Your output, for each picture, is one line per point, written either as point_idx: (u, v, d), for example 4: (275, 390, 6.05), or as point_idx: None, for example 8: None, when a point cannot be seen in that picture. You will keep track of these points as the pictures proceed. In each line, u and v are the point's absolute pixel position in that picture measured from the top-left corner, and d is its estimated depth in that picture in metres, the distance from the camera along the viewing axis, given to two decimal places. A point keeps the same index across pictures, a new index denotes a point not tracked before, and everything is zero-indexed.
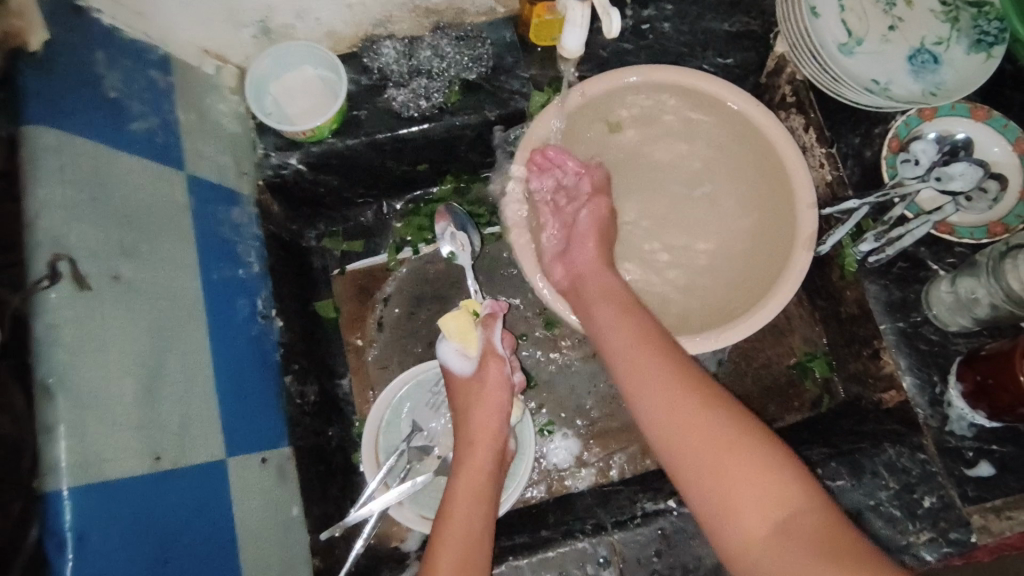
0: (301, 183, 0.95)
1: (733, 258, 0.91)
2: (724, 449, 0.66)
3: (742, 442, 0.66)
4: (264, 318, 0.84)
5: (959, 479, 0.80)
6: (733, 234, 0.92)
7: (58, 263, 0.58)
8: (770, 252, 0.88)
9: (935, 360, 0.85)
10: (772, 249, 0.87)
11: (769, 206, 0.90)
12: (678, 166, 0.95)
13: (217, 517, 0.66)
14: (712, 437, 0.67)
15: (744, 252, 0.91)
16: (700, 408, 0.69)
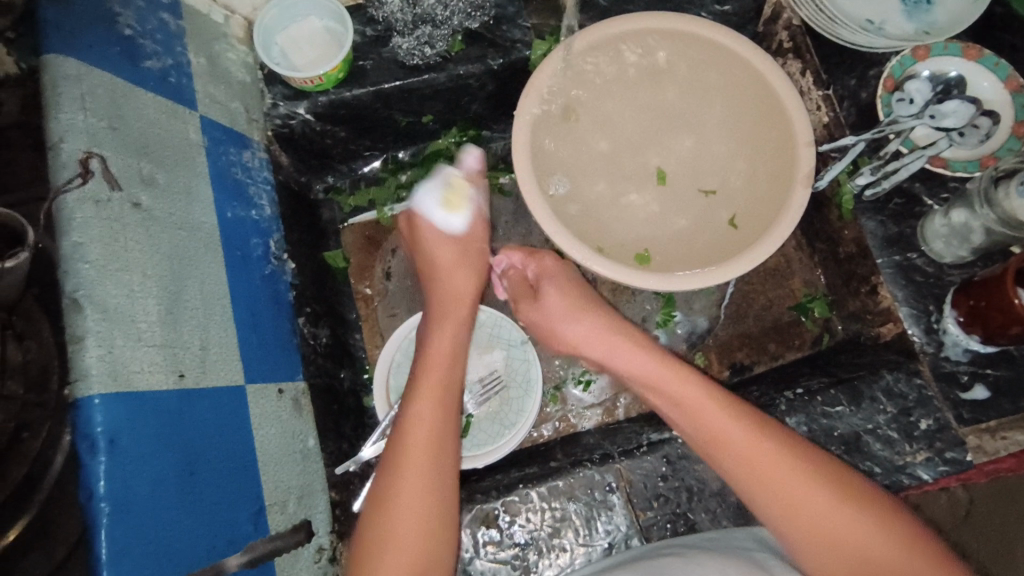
0: (309, 134, 0.98)
1: (732, 195, 0.94)
2: (806, 493, 0.64)
3: (830, 496, 0.64)
4: (277, 260, 0.87)
5: (954, 402, 0.83)
6: (733, 173, 0.95)
7: (87, 163, 0.61)
8: (767, 187, 0.91)
9: (930, 291, 0.88)
10: (770, 184, 0.90)
11: (762, 144, 0.93)
12: (673, 114, 0.98)
13: (237, 439, 0.69)
14: (797, 484, 0.65)
15: (742, 188, 0.94)
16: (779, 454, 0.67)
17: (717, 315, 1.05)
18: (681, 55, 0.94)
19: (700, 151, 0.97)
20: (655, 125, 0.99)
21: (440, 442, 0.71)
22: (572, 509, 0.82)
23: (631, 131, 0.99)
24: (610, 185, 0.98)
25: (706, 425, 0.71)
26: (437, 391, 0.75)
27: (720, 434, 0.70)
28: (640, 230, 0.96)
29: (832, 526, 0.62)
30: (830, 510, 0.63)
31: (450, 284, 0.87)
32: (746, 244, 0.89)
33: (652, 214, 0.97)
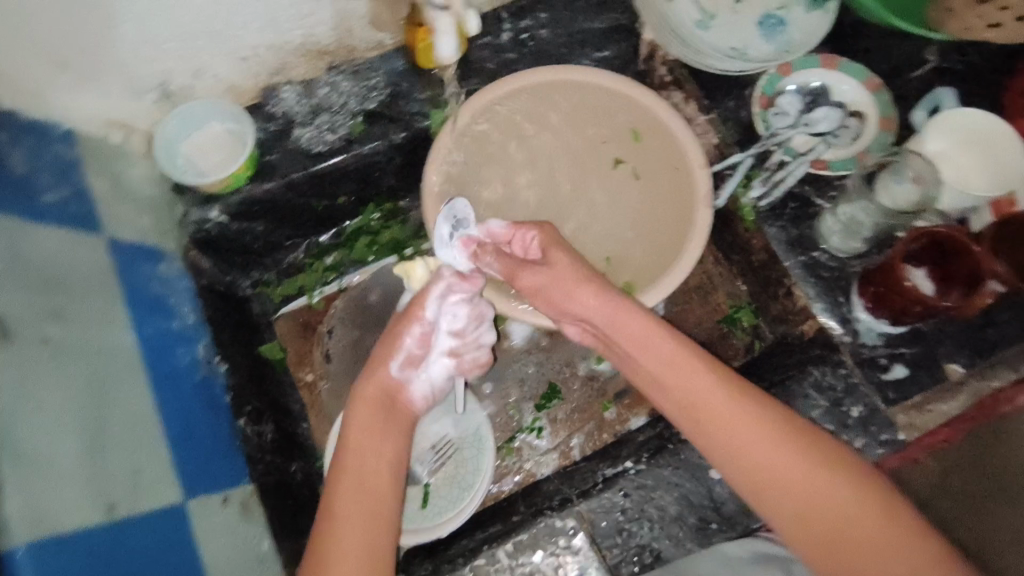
0: (227, 234, 0.99)
1: (657, 201, 0.98)
2: (799, 477, 0.61)
3: (832, 481, 0.60)
4: (208, 365, 0.87)
5: (879, 385, 0.87)
6: (654, 183, 0.99)
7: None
8: (681, 185, 0.95)
9: (838, 284, 0.93)
10: (679, 186, 0.96)
11: (665, 149, 0.97)
12: (603, 153, 1.02)
13: (184, 559, 0.68)
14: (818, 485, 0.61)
15: (664, 193, 0.98)
16: (778, 450, 0.62)
17: None
18: (564, 103, 1.01)
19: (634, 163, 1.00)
20: (584, 162, 1.02)
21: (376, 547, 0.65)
22: (540, 561, 0.82)
23: (573, 186, 1.02)
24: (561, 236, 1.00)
25: (691, 398, 0.67)
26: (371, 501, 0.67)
27: (719, 413, 0.65)
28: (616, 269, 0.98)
29: (778, 469, 0.62)
30: (774, 451, 0.63)
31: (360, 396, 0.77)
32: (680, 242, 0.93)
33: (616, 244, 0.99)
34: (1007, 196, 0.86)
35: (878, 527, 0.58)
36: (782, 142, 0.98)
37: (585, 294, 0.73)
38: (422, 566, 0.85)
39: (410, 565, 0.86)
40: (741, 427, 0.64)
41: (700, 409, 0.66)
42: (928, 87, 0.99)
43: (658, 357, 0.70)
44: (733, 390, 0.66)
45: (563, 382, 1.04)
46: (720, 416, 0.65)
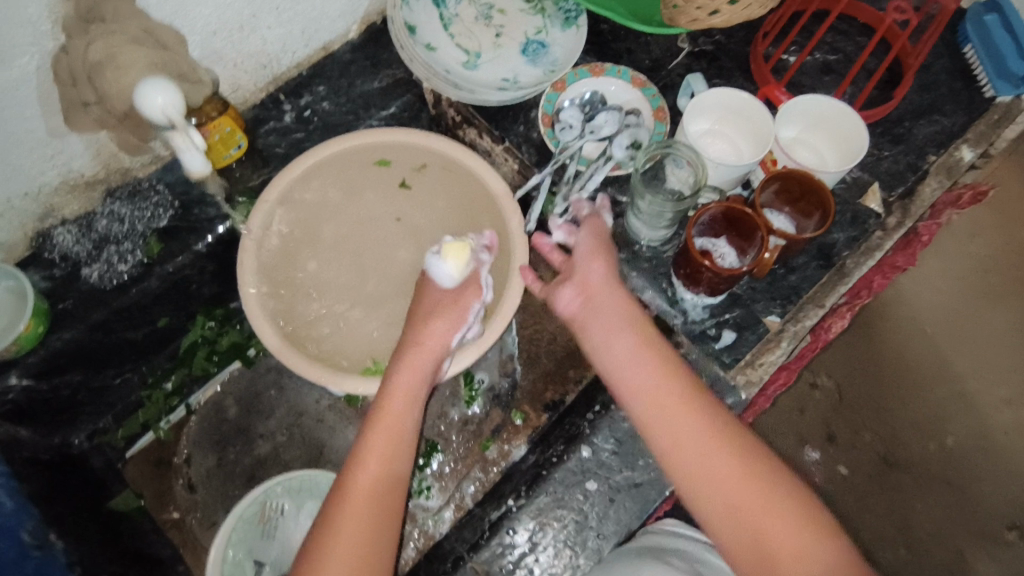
0: (39, 396, 0.92)
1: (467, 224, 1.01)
2: (748, 490, 0.65)
3: (776, 492, 0.65)
4: (40, 547, 0.79)
5: (715, 353, 0.93)
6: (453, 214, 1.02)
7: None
8: (473, 202, 1.00)
9: (658, 271, 0.99)
10: (475, 204, 1.00)
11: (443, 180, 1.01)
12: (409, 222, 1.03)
13: None
14: (743, 486, 0.66)
15: (468, 215, 1.00)
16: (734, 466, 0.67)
17: (514, 367, 1.06)
18: (364, 170, 1.00)
19: (426, 212, 1.03)
20: (397, 226, 1.03)
21: (376, 530, 0.68)
22: None
23: (386, 254, 1.03)
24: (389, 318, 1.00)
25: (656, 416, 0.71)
26: (382, 475, 0.71)
27: (663, 405, 0.71)
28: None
29: (726, 482, 0.66)
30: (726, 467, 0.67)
31: (426, 338, 0.82)
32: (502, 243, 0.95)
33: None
34: (767, 156, 0.96)
35: (792, 517, 0.64)
36: (573, 154, 1.03)
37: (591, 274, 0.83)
38: None
39: None
40: (682, 426, 0.70)
41: (647, 398, 0.72)
42: (687, 71, 1.08)
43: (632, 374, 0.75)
44: (687, 393, 0.72)
45: (441, 436, 1.03)
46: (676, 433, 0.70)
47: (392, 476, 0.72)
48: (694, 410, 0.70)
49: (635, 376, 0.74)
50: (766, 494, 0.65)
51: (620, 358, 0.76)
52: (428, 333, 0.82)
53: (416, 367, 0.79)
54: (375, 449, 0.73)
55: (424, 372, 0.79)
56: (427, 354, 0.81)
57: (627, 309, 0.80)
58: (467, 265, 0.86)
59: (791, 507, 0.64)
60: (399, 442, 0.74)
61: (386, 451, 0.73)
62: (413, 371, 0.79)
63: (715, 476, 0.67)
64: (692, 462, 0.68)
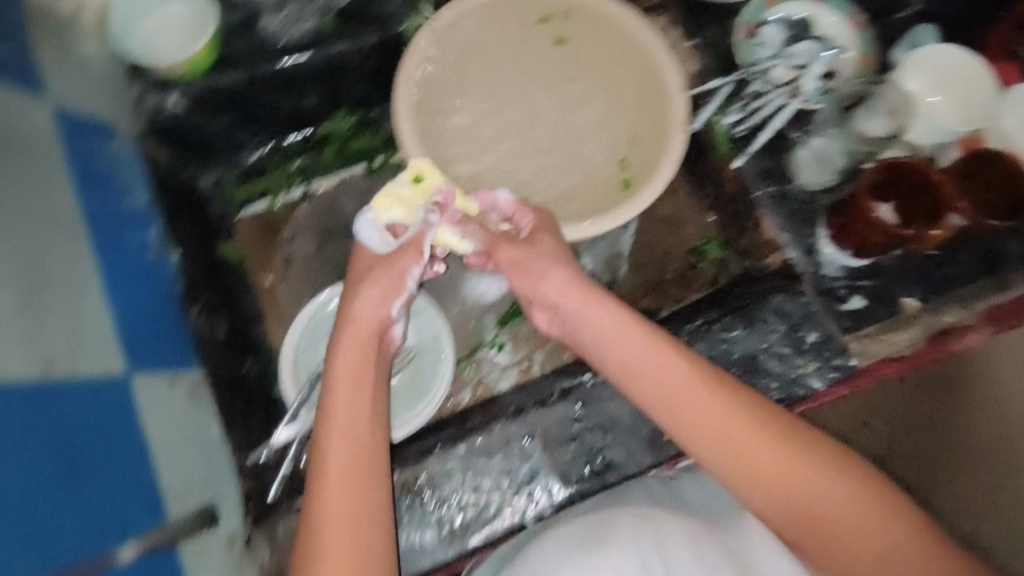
0: (185, 123, 0.95)
1: (622, 81, 0.97)
2: (793, 466, 0.64)
3: (818, 465, 0.64)
4: (158, 250, 0.84)
5: (836, 314, 0.89)
6: (609, 65, 0.98)
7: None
8: (635, 58, 0.95)
9: (804, 216, 0.93)
10: (635, 62, 0.95)
11: (601, 27, 0.96)
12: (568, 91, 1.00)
13: (124, 429, 0.65)
14: (761, 452, 0.64)
15: (625, 70, 0.97)
16: (772, 447, 0.65)
17: (620, 265, 1.09)
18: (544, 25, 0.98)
19: (581, 58, 0.99)
20: (554, 90, 1.00)
21: (363, 497, 0.62)
22: (490, 463, 0.82)
23: (540, 104, 1.00)
24: (534, 163, 0.99)
25: (682, 405, 0.67)
26: (351, 448, 0.64)
27: (688, 399, 0.67)
28: (591, 176, 0.98)
29: (765, 463, 0.64)
30: (768, 449, 0.65)
31: (358, 318, 0.69)
32: (660, 110, 0.93)
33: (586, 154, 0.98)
34: (973, 135, 0.91)
35: (810, 476, 0.63)
36: (761, 73, 0.97)
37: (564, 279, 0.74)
38: None
39: None
40: (690, 400, 0.67)
41: (663, 392, 0.68)
42: (913, 25, 0.98)
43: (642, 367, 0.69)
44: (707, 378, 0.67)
45: None
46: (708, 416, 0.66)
47: (365, 445, 0.64)
48: (716, 391, 0.67)
49: (635, 351, 0.70)
50: (785, 456, 0.64)
51: (603, 327, 0.72)
52: (355, 297, 0.70)
53: (360, 359, 0.68)
54: (338, 434, 0.64)
55: (369, 346, 0.69)
56: (388, 296, 0.71)
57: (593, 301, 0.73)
58: (411, 223, 0.72)
59: (810, 463, 0.64)
60: (353, 412, 0.66)
61: (347, 427, 0.65)
62: (354, 362, 0.68)
63: (737, 446, 0.65)
64: (706, 439, 0.66)
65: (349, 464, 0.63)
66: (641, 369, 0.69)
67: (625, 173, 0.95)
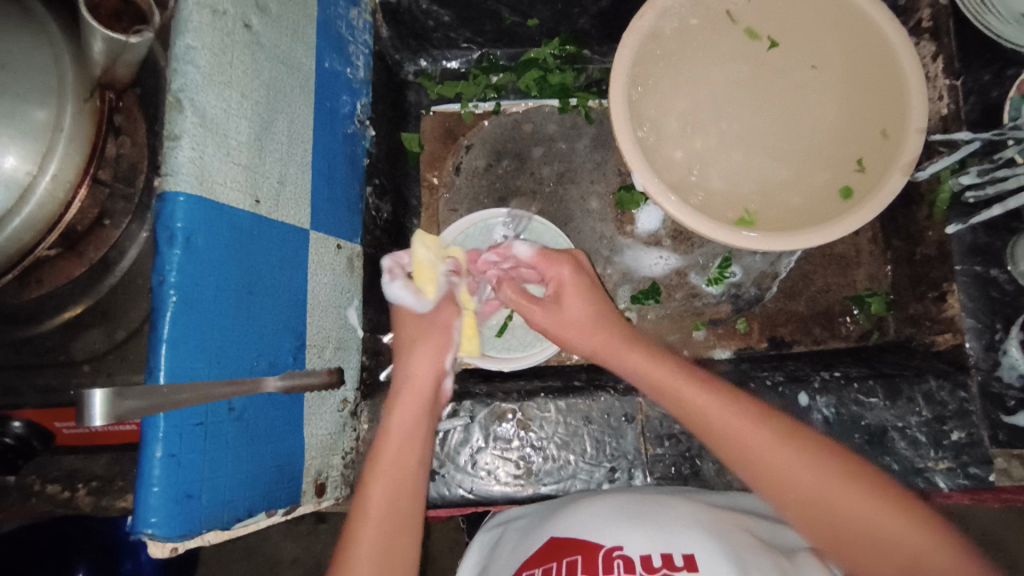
0: (415, 9, 0.97)
1: (851, 78, 0.88)
2: (848, 503, 0.58)
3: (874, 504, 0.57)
4: (359, 123, 0.89)
5: (992, 423, 0.82)
6: (833, 62, 0.89)
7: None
8: (867, 46, 0.86)
9: (1002, 309, 0.83)
10: (869, 55, 0.86)
11: (830, 16, 0.88)
12: (794, 90, 0.91)
13: (294, 277, 0.72)
14: (774, 456, 0.61)
15: (853, 65, 0.87)
16: (825, 480, 0.59)
17: (771, 286, 1.03)
18: (790, 10, 0.89)
19: (805, 53, 0.90)
20: (778, 83, 0.91)
21: (405, 498, 0.66)
22: (585, 428, 0.83)
23: (756, 90, 0.92)
24: (722, 154, 0.92)
25: (726, 435, 0.64)
26: (397, 466, 0.68)
27: (728, 426, 0.64)
28: (796, 183, 0.90)
29: (817, 496, 0.59)
30: (817, 485, 0.59)
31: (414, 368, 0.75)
32: (898, 110, 0.83)
33: (803, 154, 0.90)
34: None
35: (826, 476, 0.59)
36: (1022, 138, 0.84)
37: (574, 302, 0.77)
38: (477, 387, 0.89)
39: (465, 382, 0.91)
40: (718, 414, 0.65)
41: (704, 423, 0.65)
42: None
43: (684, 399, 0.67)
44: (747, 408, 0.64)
45: (667, 287, 1.03)
46: (748, 447, 0.62)
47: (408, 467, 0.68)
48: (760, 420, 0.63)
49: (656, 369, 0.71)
50: (796, 454, 0.61)
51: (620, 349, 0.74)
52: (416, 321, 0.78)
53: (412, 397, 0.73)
54: (387, 453, 0.68)
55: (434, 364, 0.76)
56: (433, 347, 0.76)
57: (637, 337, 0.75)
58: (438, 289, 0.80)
59: (826, 468, 0.60)
60: (409, 428, 0.70)
61: (394, 446, 0.69)
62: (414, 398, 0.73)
63: (748, 448, 0.62)
64: (720, 443, 0.64)
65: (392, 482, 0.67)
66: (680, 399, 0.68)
67: (851, 178, 0.86)
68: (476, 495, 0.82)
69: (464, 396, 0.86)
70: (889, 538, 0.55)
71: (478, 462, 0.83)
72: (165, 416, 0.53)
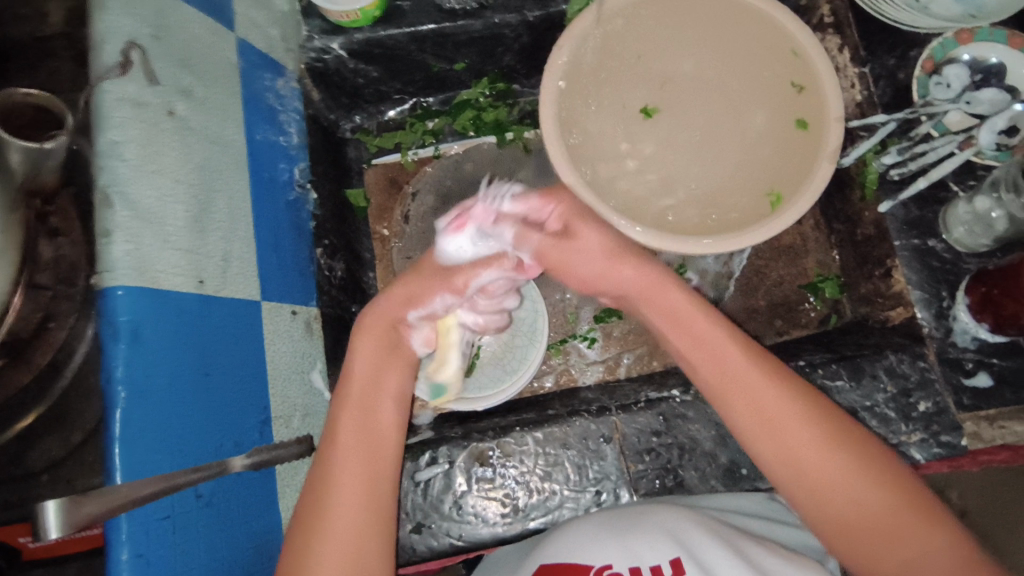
0: (342, 70, 0.99)
1: (731, 57, 0.93)
2: (840, 481, 0.60)
3: (867, 485, 0.59)
4: (301, 188, 0.90)
5: (956, 388, 0.83)
6: (725, 58, 0.93)
7: (130, 53, 0.63)
8: (736, 19, 0.91)
9: (945, 276, 0.87)
10: (756, 35, 0.91)
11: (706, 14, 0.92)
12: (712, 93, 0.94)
13: (251, 351, 0.71)
14: (791, 428, 0.62)
15: (748, 46, 0.92)
16: (824, 459, 0.61)
17: (727, 287, 1.06)
18: (671, 23, 0.94)
19: (705, 59, 0.94)
20: (691, 92, 0.95)
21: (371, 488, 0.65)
22: (565, 455, 0.83)
23: (679, 103, 0.95)
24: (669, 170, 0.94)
25: (742, 394, 0.65)
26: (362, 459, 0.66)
27: (740, 387, 0.65)
28: (753, 174, 0.91)
29: (815, 469, 0.61)
30: (821, 462, 0.61)
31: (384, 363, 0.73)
32: (800, 66, 0.88)
33: (755, 135, 0.92)
34: None
35: (830, 457, 0.61)
36: (933, 114, 0.89)
37: (590, 243, 0.78)
38: (452, 430, 0.88)
39: (440, 427, 0.90)
40: (744, 376, 0.66)
41: (721, 380, 0.67)
42: None
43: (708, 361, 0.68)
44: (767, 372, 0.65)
45: None
46: (766, 410, 0.64)
47: (384, 471, 0.66)
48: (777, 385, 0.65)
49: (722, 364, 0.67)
50: (810, 438, 0.62)
51: (667, 309, 0.73)
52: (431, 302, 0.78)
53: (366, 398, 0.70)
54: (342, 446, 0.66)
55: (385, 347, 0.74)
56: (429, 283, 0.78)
57: (664, 291, 0.74)
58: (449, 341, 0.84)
59: (831, 450, 0.61)
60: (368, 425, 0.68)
61: (360, 453, 0.66)
62: (364, 416, 0.69)
63: (775, 424, 0.63)
64: (738, 405, 0.65)
65: (363, 488, 0.64)
66: (699, 353, 0.69)
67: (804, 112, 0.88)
68: (467, 540, 0.81)
69: (440, 442, 0.85)
70: (869, 515, 0.58)
71: (463, 506, 0.82)
72: (126, 516, 0.53)
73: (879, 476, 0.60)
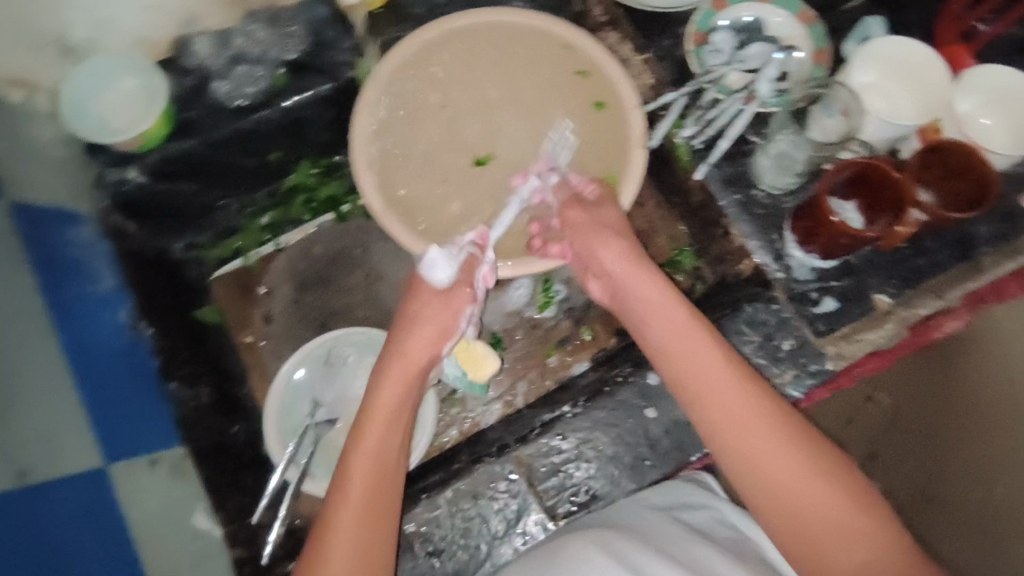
0: (150, 195, 0.96)
1: (520, 78, 0.94)
2: (787, 471, 0.61)
3: (818, 475, 0.61)
4: (134, 330, 0.87)
5: (810, 318, 0.88)
6: (513, 77, 0.94)
7: None
8: (504, 36, 0.93)
9: (771, 220, 0.92)
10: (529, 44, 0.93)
11: (479, 41, 0.93)
12: (516, 109, 0.94)
13: (102, 522, 0.72)
14: (744, 416, 0.65)
15: (526, 58, 0.93)
16: (774, 446, 0.63)
17: None
18: (452, 59, 0.93)
19: (496, 81, 0.94)
20: (495, 114, 0.94)
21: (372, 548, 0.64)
22: (478, 506, 0.82)
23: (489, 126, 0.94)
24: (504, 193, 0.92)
25: (694, 379, 0.68)
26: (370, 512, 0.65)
27: (699, 374, 0.68)
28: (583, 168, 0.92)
29: (761, 457, 0.63)
30: (777, 450, 0.62)
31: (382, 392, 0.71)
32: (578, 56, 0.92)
33: (569, 133, 0.93)
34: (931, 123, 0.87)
35: (783, 449, 0.62)
36: (715, 80, 0.95)
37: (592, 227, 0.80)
38: None
39: None
40: (698, 360, 0.69)
41: (678, 366, 0.70)
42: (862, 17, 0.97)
43: (673, 348, 0.71)
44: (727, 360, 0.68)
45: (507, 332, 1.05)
46: (719, 400, 0.66)
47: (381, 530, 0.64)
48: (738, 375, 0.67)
49: (664, 325, 0.73)
50: (761, 430, 0.64)
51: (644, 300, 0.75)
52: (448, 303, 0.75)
53: (387, 453, 0.68)
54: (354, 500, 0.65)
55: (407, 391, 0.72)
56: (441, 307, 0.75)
57: (638, 277, 0.76)
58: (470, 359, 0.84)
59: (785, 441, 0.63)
60: (382, 470, 0.67)
61: (364, 517, 0.64)
62: (375, 473, 0.67)
63: (726, 410, 0.66)
64: (694, 393, 0.68)
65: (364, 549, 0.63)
66: (660, 328, 0.73)
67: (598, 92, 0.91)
68: None
69: None
70: (813, 503, 0.60)
71: None
72: None
73: (826, 468, 0.61)
